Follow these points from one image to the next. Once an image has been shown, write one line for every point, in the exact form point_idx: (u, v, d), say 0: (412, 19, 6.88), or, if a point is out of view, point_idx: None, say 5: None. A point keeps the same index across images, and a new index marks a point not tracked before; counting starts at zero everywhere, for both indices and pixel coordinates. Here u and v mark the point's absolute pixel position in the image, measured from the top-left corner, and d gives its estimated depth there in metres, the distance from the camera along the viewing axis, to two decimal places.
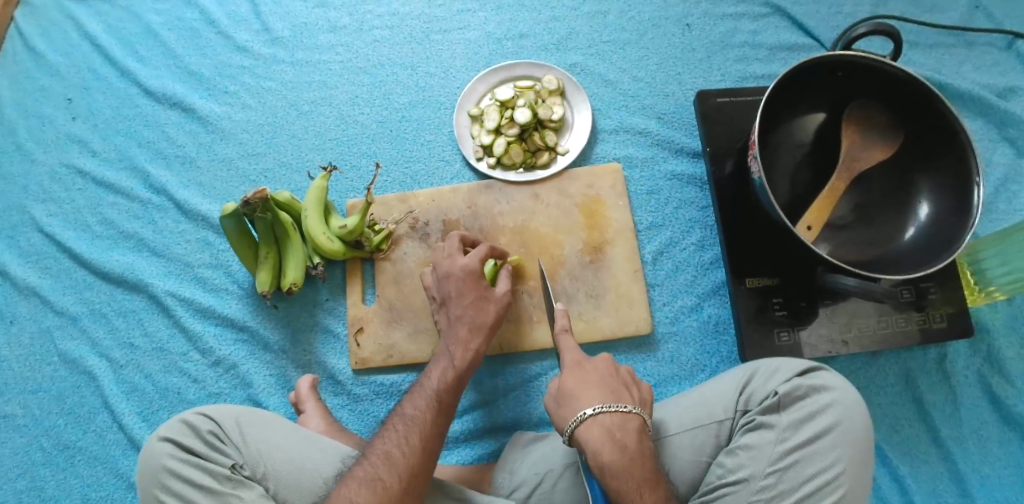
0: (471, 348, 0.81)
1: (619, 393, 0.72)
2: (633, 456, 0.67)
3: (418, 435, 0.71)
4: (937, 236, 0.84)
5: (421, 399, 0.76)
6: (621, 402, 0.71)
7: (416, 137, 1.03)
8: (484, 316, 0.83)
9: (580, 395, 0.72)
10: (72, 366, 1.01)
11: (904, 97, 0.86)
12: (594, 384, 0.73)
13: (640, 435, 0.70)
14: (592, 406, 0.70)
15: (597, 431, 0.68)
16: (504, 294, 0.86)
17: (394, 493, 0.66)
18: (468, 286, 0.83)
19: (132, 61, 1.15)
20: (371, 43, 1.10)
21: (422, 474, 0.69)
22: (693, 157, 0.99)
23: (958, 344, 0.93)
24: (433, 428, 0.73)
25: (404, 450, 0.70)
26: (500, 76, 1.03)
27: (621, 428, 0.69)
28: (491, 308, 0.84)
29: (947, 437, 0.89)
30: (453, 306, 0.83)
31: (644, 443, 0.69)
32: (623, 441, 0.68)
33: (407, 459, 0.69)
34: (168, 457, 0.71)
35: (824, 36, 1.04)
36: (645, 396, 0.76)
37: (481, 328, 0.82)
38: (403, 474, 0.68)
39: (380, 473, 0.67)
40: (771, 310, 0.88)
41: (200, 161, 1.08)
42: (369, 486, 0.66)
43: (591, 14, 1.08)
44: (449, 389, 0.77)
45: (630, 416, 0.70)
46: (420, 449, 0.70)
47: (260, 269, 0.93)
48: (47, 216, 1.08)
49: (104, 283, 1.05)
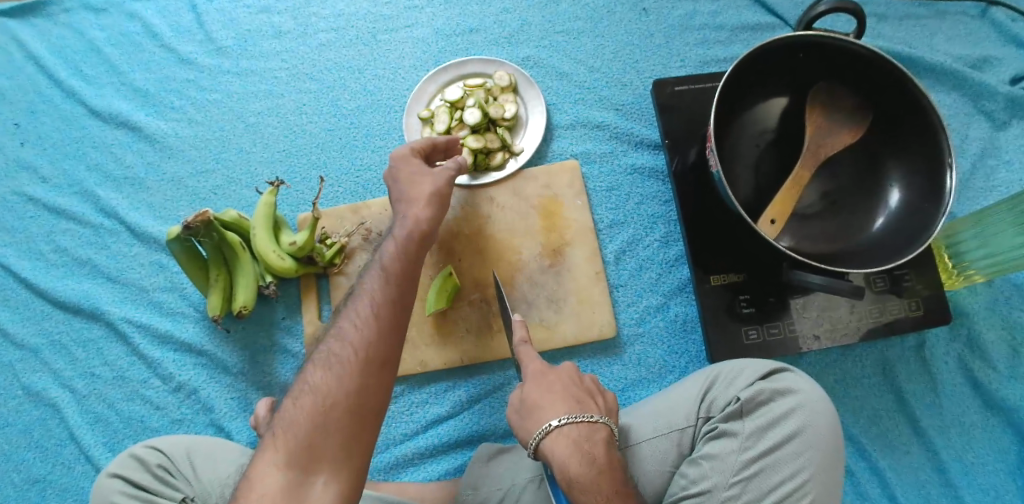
0: (416, 218, 0.74)
1: (585, 404, 0.68)
2: (603, 468, 0.63)
3: (368, 307, 0.64)
4: (908, 223, 0.80)
5: (371, 274, 0.69)
6: (589, 411, 0.67)
7: (367, 144, 0.99)
8: (423, 187, 0.78)
9: (544, 405, 0.68)
10: (36, 398, 0.99)
11: (869, 78, 0.82)
12: (558, 393, 0.69)
13: (610, 446, 0.66)
14: (557, 417, 0.66)
15: (565, 444, 0.64)
16: (447, 168, 0.80)
17: (350, 366, 0.60)
18: (402, 169, 0.80)
19: (76, 80, 1.11)
20: (317, 47, 1.05)
21: (381, 341, 0.62)
22: (653, 150, 0.95)
23: (937, 331, 0.90)
24: (384, 298, 0.65)
25: (358, 325, 0.63)
26: (449, 75, 0.98)
27: (590, 439, 0.65)
28: (429, 180, 0.78)
29: (928, 427, 0.86)
30: (399, 189, 0.79)
31: (613, 453, 0.66)
32: (594, 453, 0.64)
33: (359, 329, 0.63)
34: (118, 493, 0.71)
35: (787, 13, 0.99)
36: (611, 404, 0.72)
37: (424, 198, 0.76)
38: (358, 346, 0.61)
39: (334, 351, 0.62)
40: (737, 308, 0.84)
41: (150, 182, 1.05)
42: (326, 365, 0.61)
43: (543, 3, 1.02)
44: (399, 259, 0.70)
45: (597, 426, 0.66)
46: (372, 318, 0.63)
47: (211, 291, 0.90)
48: (0, 246, 1.05)
49: (61, 312, 1.02)
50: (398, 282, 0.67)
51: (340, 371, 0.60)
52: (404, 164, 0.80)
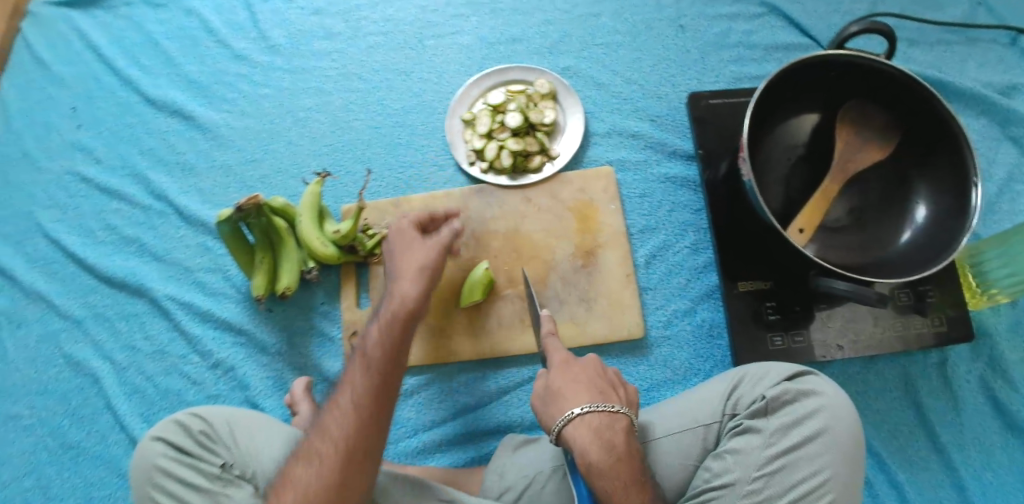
0: (401, 293, 0.75)
1: (607, 394, 0.71)
2: (619, 456, 0.65)
3: (348, 399, 0.68)
4: (934, 238, 0.82)
5: (355, 360, 0.72)
6: (609, 402, 0.69)
7: (410, 142, 1.04)
8: (413, 260, 0.78)
9: (568, 393, 0.70)
10: (76, 367, 1.04)
11: (898, 97, 0.85)
12: (583, 383, 0.71)
13: (627, 436, 0.68)
14: (580, 405, 0.68)
15: (586, 432, 0.66)
16: (441, 238, 0.81)
17: (330, 461, 0.64)
18: (396, 240, 0.81)
19: (134, 71, 1.17)
20: (365, 49, 1.10)
21: (360, 435, 0.65)
22: (687, 160, 0.99)
23: (960, 349, 0.91)
24: (365, 386, 0.68)
25: (339, 419, 0.67)
26: (492, 80, 1.03)
27: (610, 429, 0.67)
28: (422, 252, 0.79)
29: (948, 444, 0.88)
30: (391, 260, 0.80)
31: (629, 443, 0.68)
32: (612, 442, 0.66)
33: (340, 425, 0.66)
34: (161, 456, 0.73)
35: (821, 34, 1.03)
36: (631, 396, 0.74)
37: (413, 271, 0.77)
38: (338, 440, 0.65)
39: (315, 446, 0.66)
40: (764, 314, 0.86)
41: (200, 169, 1.10)
42: (307, 461, 0.65)
43: (584, 16, 1.07)
44: (381, 341, 0.71)
45: (617, 416, 0.68)
46: (351, 413, 0.67)
47: (256, 273, 0.95)
48: (54, 222, 1.11)
49: (108, 287, 1.07)
50: (378, 369, 0.69)
51: (321, 467, 0.64)
52: (401, 236, 0.81)
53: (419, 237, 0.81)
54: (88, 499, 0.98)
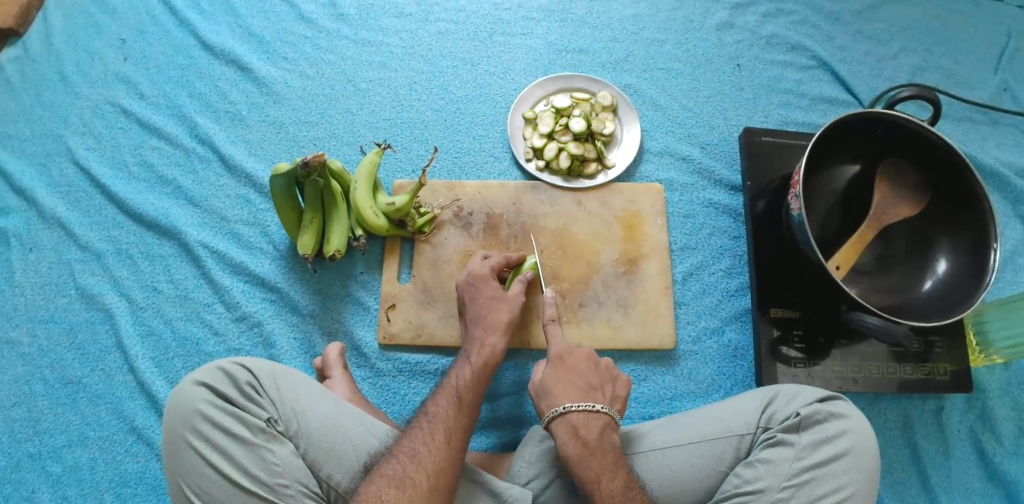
0: (487, 345, 0.83)
1: (590, 393, 0.78)
2: (594, 450, 0.72)
3: (442, 434, 0.72)
4: (951, 292, 0.89)
5: (444, 397, 0.77)
6: (592, 401, 0.77)
7: (469, 130, 1.07)
8: (500, 316, 0.86)
9: (555, 391, 0.78)
10: (89, 300, 0.97)
11: (934, 161, 0.92)
12: (571, 382, 0.79)
13: (605, 431, 0.75)
14: (567, 403, 0.76)
15: (565, 428, 0.74)
16: (517, 293, 0.89)
17: (422, 490, 0.66)
18: (479, 293, 0.88)
19: (192, 13, 1.14)
20: (435, 34, 1.13)
21: (448, 470, 0.69)
22: (730, 190, 1.04)
23: (955, 399, 0.98)
24: (456, 425, 0.73)
25: (431, 450, 0.70)
26: (557, 85, 1.07)
27: (587, 426, 0.74)
28: (505, 308, 0.87)
29: (937, 485, 0.93)
30: (478, 312, 0.87)
31: (607, 438, 0.74)
32: (587, 439, 0.73)
33: (433, 455, 0.69)
34: (203, 402, 0.70)
35: (862, 94, 1.11)
36: (620, 392, 0.81)
37: (501, 326, 0.85)
38: (431, 471, 0.68)
39: (408, 473, 0.67)
40: (790, 341, 0.92)
41: (251, 121, 1.07)
42: (398, 484, 0.66)
43: (649, 40, 1.13)
44: (472, 386, 0.78)
45: (596, 415, 0.75)
46: (443, 446, 0.71)
47: (303, 233, 0.93)
48: (85, 149, 1.06)
49: (135, 224, 1.01)
50: (467, 411, 0.76)
51: (412, 494, 0.66)
52: (483, 285, 0.89)
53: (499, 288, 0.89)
54: (82, 438, 0.90)
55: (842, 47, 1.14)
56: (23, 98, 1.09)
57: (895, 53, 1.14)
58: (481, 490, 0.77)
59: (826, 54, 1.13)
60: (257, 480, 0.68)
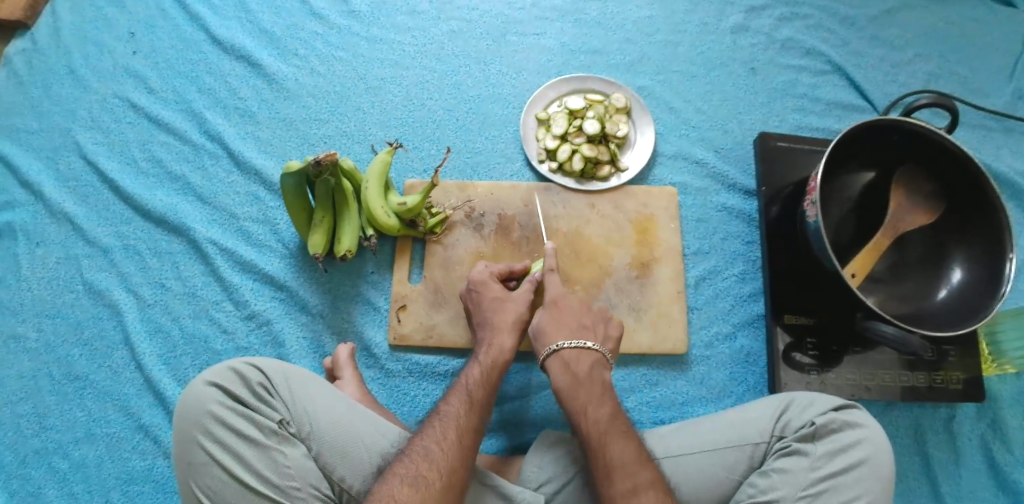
0: (495, 343, 0.81)
1: (583, 332, 0.80)
2: (582, 381, 0.75)
3: (454, 433, 0.71)
4: (965, 302, 0.88)
5: (456, 396, 0.76)
6: (583, 339, 0.79)
7: (482, 130, 1.06)
8: (506, 315, 0.84)
9: (549, 330, 0.80)
10: (97, 296, 0.96)
11: (950, 169, 0.91)
12: (564, 321, 0.81)
13: (596, 367, 0.77)
14: (559, 340, 0.79)
15: (558, 364, 0.77)
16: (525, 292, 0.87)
17: (435, 489, 0.66)
18: (484, 293, 0.87)
19: (203, 8, 1.13)
20: (448, 33, 1.12)
21: (461, 469, 0.68)
22: (744, 195, 1.03)
23: (967, 408, 0.96)
24: (467, 424, 0.72)
25: (443, 449, 0.69)
26: (571, 86, 1.06)
27: (577, 360, 0.77)
28: (510, 307, 0.85)
29: (948, 495, 0.91)
30: (483, 313, 0.85)
31: (597, 372, 0.77)
32: (577, 372, 0.76)
33: (444, 453, 0.69)
34: (214, 403, 0.69)
35: (877, 100, 1.10)
36: (613, 333, 0.83)
37: (507, 325, 0.83)
38: (443, 471, 0.67)
39: (421, 472, 0.66)
40: (803, 348, 0.91)
41: (261, 117, 1.06)
42: (411, 482, 0.65)
43: (663, 43, 1.12)
44: (482, 384, 0.77)
45: (586, 351, 0.78)
46: (456, 444, 0.70)
47: (313, 233, 0.92)
48: (93, 143, 1.05)
49: (143, 220, 1.00)
50: (479, 409, 0.74)
51: (425, 492, 0.65)
52: (482, 287, 0.87)
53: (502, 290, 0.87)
54: (89, 435, 0.89)
55: (857, 52, 1.13)
56: (31, 91, 1.07)
57: (910, 59, 1.13)
58: (493, 494, 0.76)
59: (840, 59, 1.12)
60: (268, 483, 0.68)
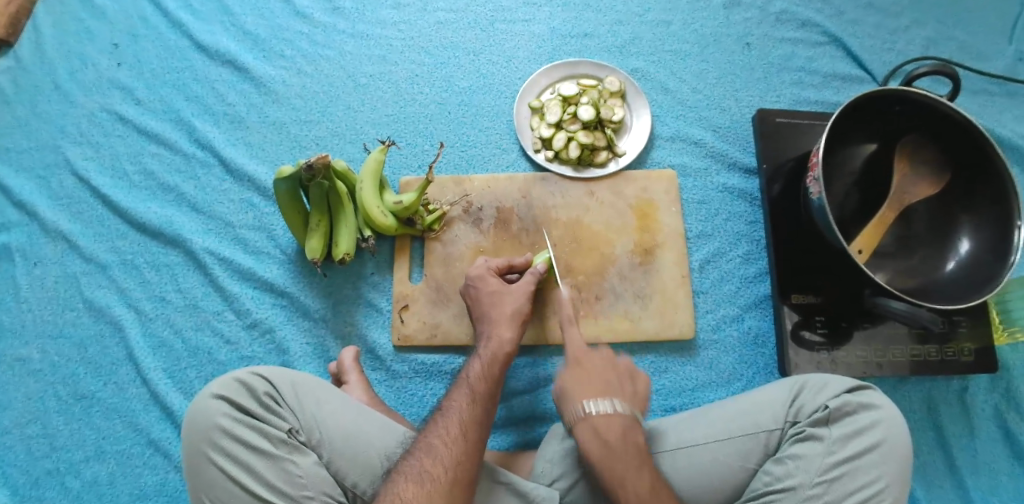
0: (496, 336, 0.80)
1: (610, 392, 0.75)
2: (616, 451, 0.69)
3: (456, 425, 0.69)
4: (975, 273, 0.87)
5: (459, 391, 0.74)
6: (611, 399, 0.74)
7: (475, 122, 1.04)
8: (505, 307, 0.83)
9: (573, 394, 0.75)
10: (98, 314, 0.95)
11: (956, 136, 0.89)
12: (589, 383, 0.76)
13: (628, 430, 0.71)
14: (588, 403, 0.73)
15: (587, 431, 0.71)
16: (526, 286, 0.85)
17: (441, 484, 0.64)
18: (481, 287, 0.85)
19: (185, 14, 1.11)
20: (435, 25, 1.10)
21: (466, 461, 0.67)
22: (745, 173, 1.02)
23: (980, 379, 0.95)
24: (472, 417, 0.71)
25: (447, 443, 0.68)
26: (564, 72, 1.04)
27: (608, 426, 0.71)
28: (508, 299, 0.84)
29: (963, 467, 0.91)
30: (482, 308, 0.84)
31: (630, 437, 0.71)
32: (608, 440, 0.70)
33: (448, 447, 0.67)
34: (223, 416, 0.68)
35: (875, 69, 1.08)
36: (641, 389, 0.78)
37: (507, 317, 0.82)
38: (447, 464, 0.66)
39: (425, 468, 0.65)
40: (812, 326, 0.90)
41: (251, 122, 1.04)
42: (417, 479, 0.64)
43: (655, 22, 1.10)
44: (483, 377, 0.75)
45: (616, 415, 0.72)
46: (459, 437, 0.68)
47: (310, 237, 0.90)
48: (84, 159, 1.03)
49: (139, 234, 0.99)
50: (483, 402, 0.73)
51: (431, 489, 0.64)
52: (482, 282, 0.86)
53: (502, 285, 0.86)
54: (99, 454, 0.88)
55: (853, 21, 1.11)
56: (18, 110, 1.06)
57: (907, 25, 1.11)
58: (506, 491, 0.75)
59: (837, 29, 1.10)
60: (281, 493, 0.67)
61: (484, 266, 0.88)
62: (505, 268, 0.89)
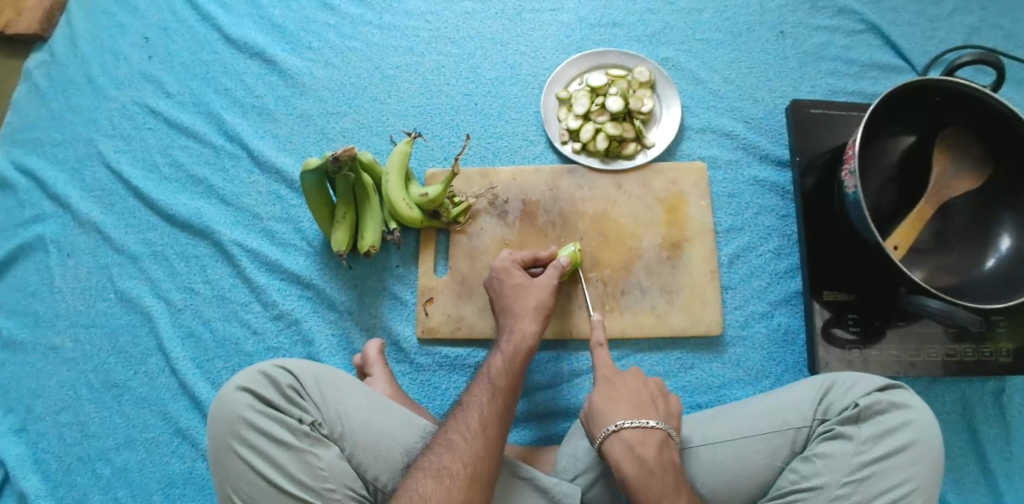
0: (519, 329, 0.79)
1: (643, 409, 0.71)
2: (653, 470, 0.66)
3: (476, 418, 0.70)
4: (1017, 271, 0.84)
5: (480, 386, 0.74)
6: (645, 416, 0.70)
7: (501, 114, 1.03)
8: (529, 301, 0.82)
9: (603, 410, 0.71)
10: (129, 304, 0.96)
11: (999, 129, 0.85)
12: (621, 398, 0.72)
13: (663, 448, 0.68)
14: (617, 420, 0.69)
15: (620, 449, 0.68)
16: (551, 280, 0.84)
17: (460, 481, 0.64)
18: (506, 280, 0.85)
19: (214, 6, 1.11)
20: (461, 15, 1.08)
21: (486, 457, 0.67)
22: (777, 166, 0.99)
23: (1018, 381, 0.92)
24: (492, 413, 0.70)
25: (466, 437, 0.68)
26: (592, 61, 1.02)
27: (643, 443, 0.68)
28: (534, 293, 0.83)
29: (998, 470, 0.88)
30: (507, 301, 0.83)
31: (665, 455, 0.68)
32: (644, 459, 0.67)
33: (468, 443, 0.67)
34: (246, 408, 0.69)
35: (916, 59, 1.04)
36: (673, 407, 0.74)
37: (531, 312, 0.81)
38: (467, 459, 0.66)
39: (444, 463, 0.66)
40: (843, 324, 0.88)
41: (278, 114, 1.04)
42: (436, 475, 0.65)
43: (686, 11, 1.07)
44: (505, 371, 0.75)
45: (651, 431, 0.69)
46: (479, 432, 0.68)
47: (336, 229, 0.90)
48: (114, 151, 1.04)
49: (169, 225, 1.00)
50: (505, 396, 0.72)
51: (451, 485, 0.64)
52: (507, 275, 0.85)
53: (527, 279, 0.85)
54: (130, 441, 0.90)
55: (892, 8, 1.07)
56: (50, 103, 1.07)
57: (949, 12, 1.06)
58: (527, 486, 0.75)
59: (875, 16, 1.06)
60: (304, 486, 0.67)
61: (510, 260, 0.87)
62: (531, 262, 0.88)
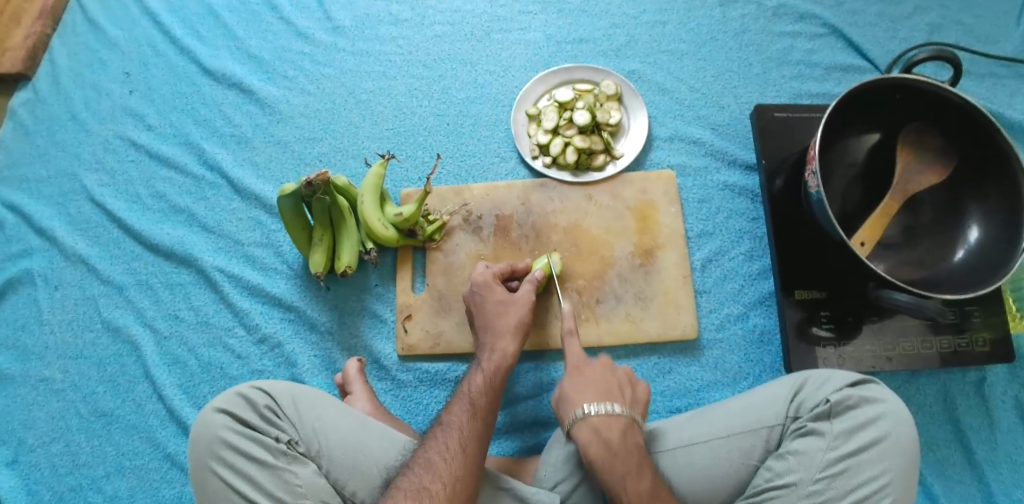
0: (497, 347, 0.81)
1: (609, 395, 0.73)
2: (616, 452, 0.68)
3: (457, 441, 0.70)
4: (985, 262, 0.84)
5: (459, 403, 0.75)
6: (609, 401, 0.72)
7: (473, 132, 1.05)
8: (505, 316, 0.84)
9: (570, 397, 0.74)
10: (115, 333, 0.98)
11: (960, 123, 0.87)
12: (587, 385, 0.75)
13: (627, 432, 0.70)
14: (583, 405, 0.72)
15: (586, 432, 0.70)
16: (525, 292, 0.86)
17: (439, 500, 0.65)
18: (479, 293, 0.86)
19: (192, 40, 1.14)
20: (432, 38, 1.11)
21: (465, 477, 0.68)
22: (745, 170, 1.01)
23: (999, 370, 0.92)
24: (471, 431, 0.71)
25: (445, 458, 0.69)
26: (560, 77, 1.04)
27: (608, 427, 0.70)
28: (507, 305, 0.85)
29: (983, 461, 0.88)
30: (482, 314, 0.85)
31: (630, 439, 0.70)
32: (609, 440, 0.69)
33: (448, 463, 0.68)
34: (224, 428, 0.70)
35: (878, 59, 1.06)
36: (640, 395, 0.76)
37: (506, 325, 0.83)
38: (447, 478, 0.67)
39: (425, 485, 0.66)
40: (817, 322, 0.89)
41: (256, 142, 1.07)
42: (415, 496, 0.65)
43: (651, 23, 1.10)
44: (482, 390, 0.76)
45: (615, 416, 0.71)
46: (459, 452, 0.69)
47: (314, 251, 0.92)
48: (99, 185, 1.07)
49: (153, 255, 1.02)
50: (483, 415, 0.73)
51: None
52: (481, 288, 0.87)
53: (502, 292, 0.86)
54: (120, 469, 0.92)
55: (853, 11, 1.09)
56: (37, 140, 1.11)
57: (910, 13, 1.09)
58: (508, 497, 0.75)
59: (836, 20, 1.08)
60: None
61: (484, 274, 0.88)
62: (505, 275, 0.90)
